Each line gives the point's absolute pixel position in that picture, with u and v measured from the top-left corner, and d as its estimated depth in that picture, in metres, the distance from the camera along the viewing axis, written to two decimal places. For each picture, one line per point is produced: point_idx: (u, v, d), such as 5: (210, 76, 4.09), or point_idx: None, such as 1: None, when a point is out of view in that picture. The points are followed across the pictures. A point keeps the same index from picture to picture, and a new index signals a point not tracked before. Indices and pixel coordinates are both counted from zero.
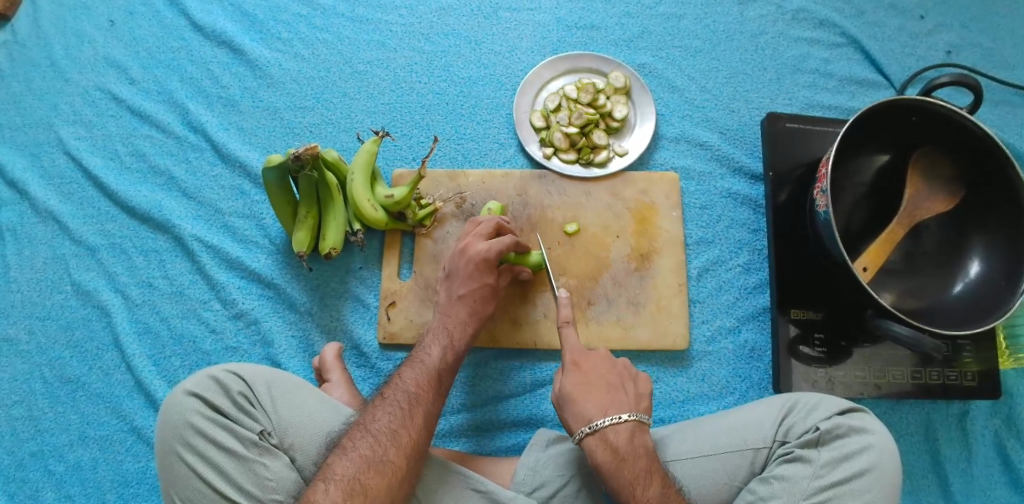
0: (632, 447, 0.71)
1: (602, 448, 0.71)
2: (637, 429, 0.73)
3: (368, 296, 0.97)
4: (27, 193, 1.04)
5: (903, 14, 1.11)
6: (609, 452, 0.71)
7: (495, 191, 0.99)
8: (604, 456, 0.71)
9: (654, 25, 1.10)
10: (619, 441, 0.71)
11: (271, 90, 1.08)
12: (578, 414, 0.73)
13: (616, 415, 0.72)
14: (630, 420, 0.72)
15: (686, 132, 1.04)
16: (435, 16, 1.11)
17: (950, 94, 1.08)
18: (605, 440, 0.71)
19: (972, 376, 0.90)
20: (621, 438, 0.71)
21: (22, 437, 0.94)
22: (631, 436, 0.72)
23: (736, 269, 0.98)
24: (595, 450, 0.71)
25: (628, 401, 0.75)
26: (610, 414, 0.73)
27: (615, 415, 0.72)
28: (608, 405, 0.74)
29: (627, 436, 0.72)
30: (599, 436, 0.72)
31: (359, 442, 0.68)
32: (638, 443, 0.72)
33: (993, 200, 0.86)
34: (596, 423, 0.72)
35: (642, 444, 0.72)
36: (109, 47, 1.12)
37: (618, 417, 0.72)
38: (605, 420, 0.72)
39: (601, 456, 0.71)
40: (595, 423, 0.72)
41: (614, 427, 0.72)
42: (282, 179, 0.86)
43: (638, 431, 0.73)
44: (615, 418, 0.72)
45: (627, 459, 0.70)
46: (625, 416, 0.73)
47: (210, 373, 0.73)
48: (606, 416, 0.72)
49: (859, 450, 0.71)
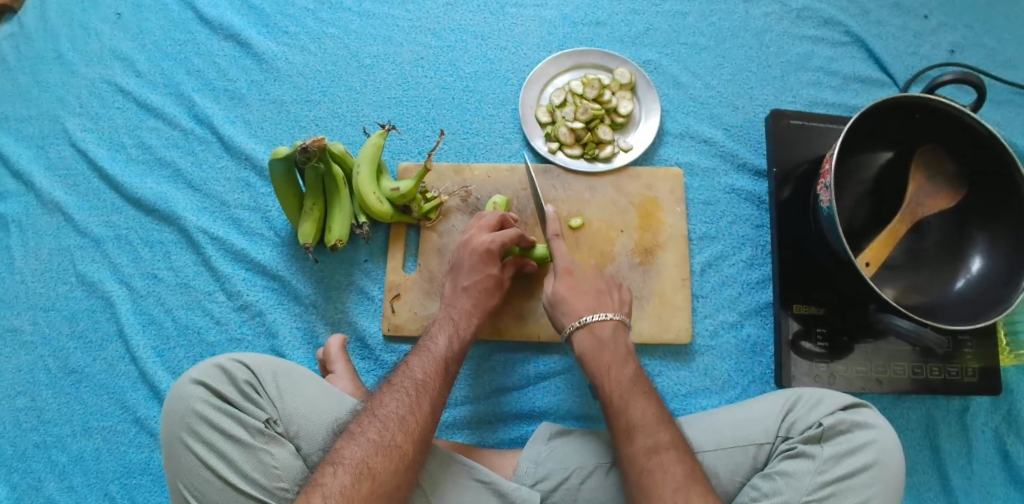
0: (615, 341, 0.78)
1: (587, 339, 0.78)
2: (620, 328, 0.80)
3: (373, 289, 0.97)
4: (32, 185, 1.04)
5: (908, 13, 1.12)
6: (592, 341, 0.78)
7: (501, 184, 0.99)
8: (589, 347, 0.78)
9: (660, 22, 1.11)
10: (606, 334, 0.78)
11: (277, 83, 1.08)
12: (570, 311, 0.80)
13: (604, 314, 0.79)
14: (615, 318, 0.80)
15: (691, 128, 1.05)
16: (442, 11, 1.11)
17: (953, 93, 1.09)
18: (592, 332, 0.78)
19: (974, 372, 0.91)
20: (607, 331, 0.78)
21: (25, 427, 0.94)
22: (614, 331, 0.79)
23: (740, 264, 0.98)
24: (582, 343, 0.78)
25: (615, 304, 0.82)
26: (597, 313, 0.79)
27: (602, 313, 0.79)
28: (595, 305, 0.80)
29: (612, 332, 0.79)
30: (587, 330, 0.78)
31: (367, 427, 0.68)
32: (620, 338, 0.79)
33: (996, 197, 0.87)
34: (585, 319, 0.79)
35: (624, 343, 0.79)
36: (116, 40, 1.12)
37: (605, 314, 0.79)
38: (593, 315, 0.79)
39: (585, 347, 0.78)
40: (583, 319, 0.79)
41: (599, 323, 0.78)
42: (288, 170, 0.87)
43: (621, 330, 0.80)
44: (602, 315, 0.79)
45: (609, 349, 0.77)
46: (611, 315, 0.80)
47: (216, 362, 0.73)
48: (592, 314, 0.79)
49: (862, 445, 0.71)
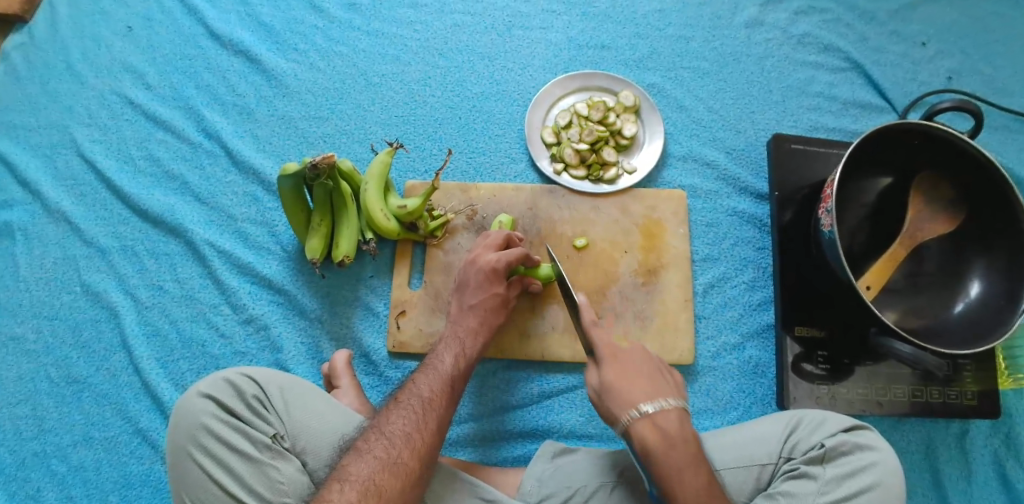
0: (682, 433, 0.67)
1: (652, 433, 0.66)
2: (683, 416, 0.68)
3: (378, 305, 0.98)
4: (40, 194, 1.05)
5: (906, 41, 1.14)
6: (659, 437, 0.66)
7: (506, 203, 1.00)
8: (655, 443, 0.66)
9: (664, 46, 1.13)
10: (672, 428, 0.67)
11: (286, 100, 1.10)
12: (623, 400, 0.68)
13: (664, 401, 0.68)
14: (677, 406, 0.68)
15: (693, 151, 1.06)
16: (450, 32, 1.13)
17: (951, 119, 1.11)
18: (655, 423, 0.67)
19: (973, 395, 0.92)
20: (671, 423, 0.67)
21: (25, 436, 0.94)
22: (644, 355, 0.73)
23: (742, 285, 0.99)
24: (646, 438, 0.66)
25: (670, 388, 0.70)
26: (657, 400, 0.68)
27: (660, 401, 0.68)
28: (652, 393, 0.69)
29: (677, 423, 0.67)
30: (649, 420, 0.67)
31: (374, 444, 0.69)
32: (687, 430, 0.68)
33: (994, 222, 0.88)
34: (643, 408, 0.67)
35: (690, 432, 0.68)
36: (127, 53, 1.14)
37: (665, 402, 0.68)
38: (654, 405, 0.67)
39: (652, 444, 0.66)
40: (643, 409, 0.67)
41: (663, 414, 0.67)
42: (297, 186, 0.88)
43: (684, 418, 0.68)
44: (663, 403, 0.68)
45: (677, 451, 0.66)
46: (670, 402, 0.68)
47: (224, 376, 0.74)
48: (653, 402, 0.67)
49: (863, 466, 0.72)
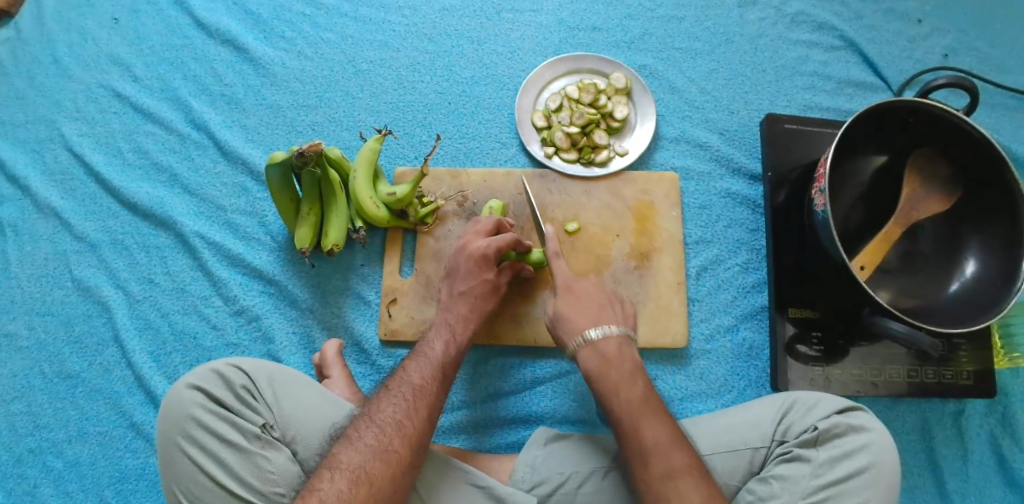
0: (621, 354, 0.76)
1: (604, 374, 0.74)
2: (625, 342, 0.77)
3: (369, 293, 0.97)
4: (29, 189, 1.04)
5: (901, 18, 1.12)
6: (599, 359, 0.75)
7: (497, 189, 0.99)
8: (619, 404, 0.72)
9: (655, 27, 1.11)
10: (609, 349, 0.76)
11: (273, 88, 1.08)
12: (570, 328, 0.78)
13: (607, 328, 0.77)
14: (620, 333, 0.77)
15: (686, 132, 1.05)
16: (438, 16, 1.12)
17: (947, 97, 1.10)
18: (596, 348, 0.76)
19: (969, 374, 0.91)
20: (608, 342, 0.76)
21: (21, 432, 0.94)
22: (619, 346, 0.76)
23: (736, 268, 0.99)
24: (588, 361, 0.76)
25: (618, 318, 0.79)
26: (601, 326, 0.77)
27: (605, 328, 0.77)
28: (597, 320, 0.78)
29: (617, 346, 0.76)
30: (592, 347, 0.76)
31: (364, 432, 0.68)
32: (627, 353, 0.76)
33: (990, 200, 0.88)
34: (589, 335, 0.76)
35: (630, 356, 0.76)
36: (113, 45, 1.12)
37: (609, 329, 0.77)
38: (598, 331, 0.77)
39: (605, 384, 0.73)
40: (588, 335, 0.76)
41: (605, 339, 0.76)
42: (284, 176, 0.87)
43: (626, 344, 0.77)
44: (606, 328, 0.77)
45: (624, 376, 0.74)
46: (614, 329, 0.77)
47: (213, 366, 0.73)
48: (595, 327, 0.77)
49: (858, 449, 0.72)
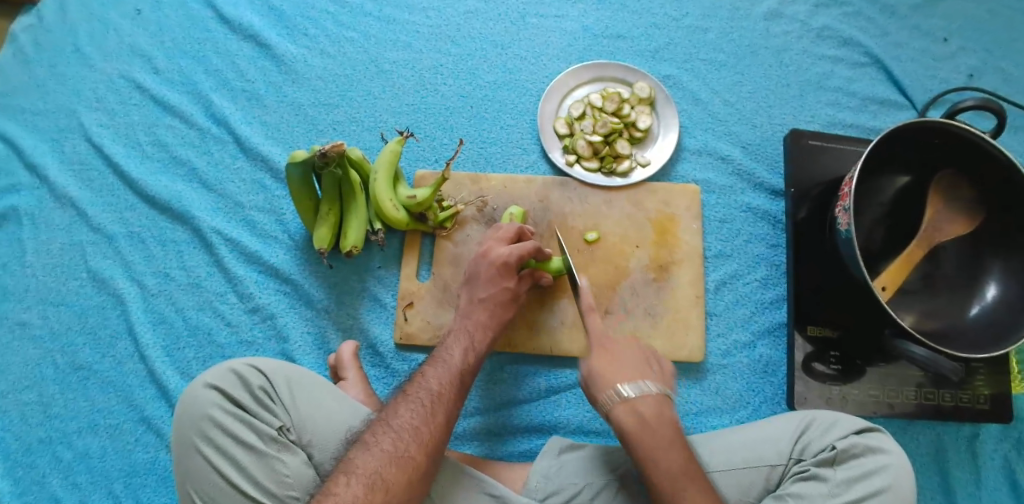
0: (660, 417, 0.72)
1: (628, 415, 0.72)
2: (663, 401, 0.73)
3: (385, 296, 0.97)
4: (47, 178, 1.04)
5: (928, 36, 1.12)
6: (634, 418, 0.71)
7: (517, 195, 0.99)
8: (630, 423, 0.71)
9: (680, 37, 1.11)
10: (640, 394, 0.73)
11: (294, 86, 1.08)
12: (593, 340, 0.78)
13: (643, 384, 0.73)
14: (657, 392, 0.73)
15: (709, 145, 1.04)
16: (462, 19, 1.11)
17: (972, 117, 1.09)
18: (621, 390, 0.74)
19: (985, 399, 0.91)
20: (627, 358, 0.77)
21: (31, 422, 0.93)
22: (652, 401, 0.73)
23: (754, 283, 0.98)
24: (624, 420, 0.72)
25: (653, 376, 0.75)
26: (636, 382, 0.74)
27: (640, 385, 0.73)
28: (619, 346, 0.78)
29: (653, 404, 0.72)
30: (613, 373, 0.75)
31: (381, 437, 0.68)
32: (662, 413, 0.72)
33: (1013, 223, 0.87)
34: (620, 386, 0.73)
35: (669, 418, 0.72)
36: (135, 36, 1.12)
37: (645, 385, 0.73)
38: (633, 388, 0.73)
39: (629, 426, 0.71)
40: (622, 390, 0.73)
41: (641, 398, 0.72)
42: (305, 175, 0.87)
43: (664, 404, 0.73)
44: (624, 345, 0.78)
45: (654, 428, 0.71)
46: (649, 386, 0.73)
47: (231, 367, 0.72)
48: (631, 385, 0.73)
49: (875, 470, 0.71)
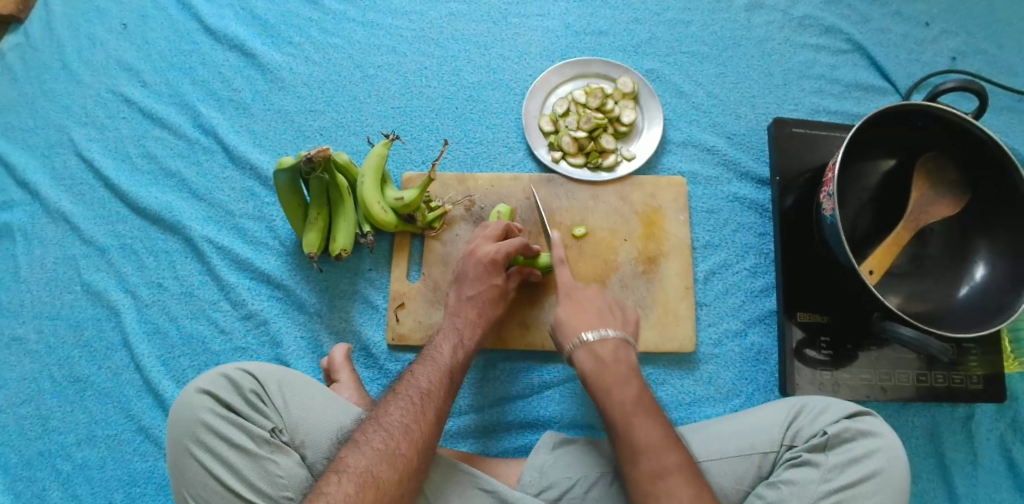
0: (617, 359, 0.75)
1: (586, 357, 0.76)
2: (623, 346, 0.76)
3: (377, 298, 0.98)
4: (38, 194, 1.05)
5: (909, 21, 1.12)
6: (590, 358, 0.75)
7: (504, 194, 0.99)
8: (589, 365, 0.75)
9: (662, 31, 1.11)
10: (607, 351, 0.75)
11: (281, 93, 1.09)
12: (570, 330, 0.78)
13: (603, 331, 0.77)
14: (616, 337, 0.77)
15: (694, 137, 1.05)
16: (445, 21, 1.12)
17: (955, 100, 1.09)
18: (591, 348, 0.76)
19: (978, 379, 0.91)
20: (608, 350, 0.76)
21: (30, 436, 0.94)
22: (616, 348, 0.76)
23: (744, 272, 0.98)
24: (585, 362, 0.76)
25: (616, 323, 0.79)
26: (596, 329, 0.77)
27: (602, 330, 0.77)
28: (596, 323, 0.78)
29: (612, 350, 0.76)
30: (588, 348, 0.76)
31: (372, 435, 0.68)
32: (623, 356, 0.76)
33: (998, 203, 0.87)
34: (585, 336, 0.76)
35: (627, 360, 0.76)
36: (122, 51, 1.13)
37: (605, 332, 0.77)
38: (594, 334, 0.76)
39: (588, 367, 0.75)
40: (583, 336, 0.76)
41: (600, 341, 0.76)
42: (293, 180, 0.88)
43: (624, 349, 0.77)
44: (604, 332, 0.77)
45: (611, 370, 0.74)
46: (611, 332, 0.77)
47: (223, 371, 0.73)
48: (592, 331, 0.77)
49: (866, 453, 0.71)
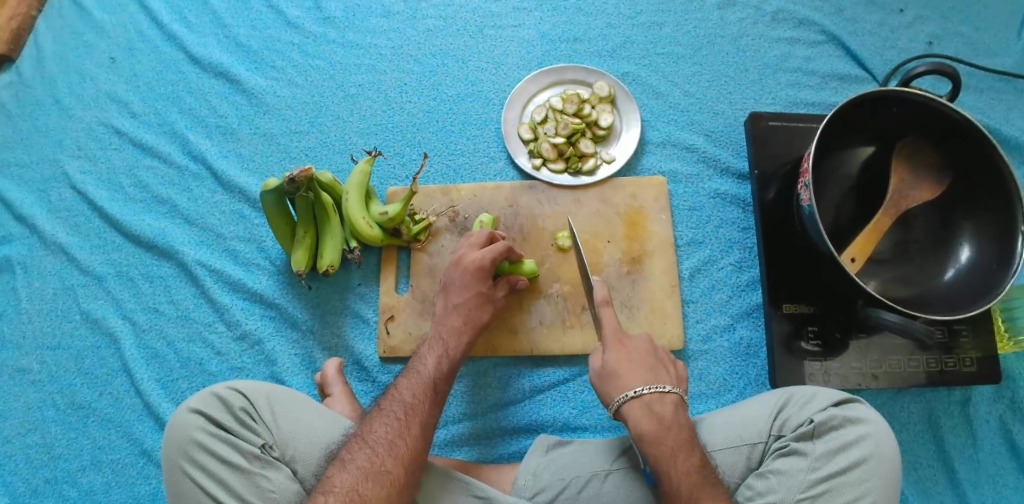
0: (676, 419, 0.72)
1: (643, 415, 0.72)
2: (680, 405, 0.74)
3: (367, 312, 0.99)
4: (36, 227, 1.08)
5: (883, 9, 1.13)
6: (651, 421, 0.72)
7: (487, 202, 1.01)
8: (648, 426, 0.71)
9: (636, 34, 1.13)
10: (666, 413, 0.72)
11: (267, 117, 1.11)
12: (620, 384, 0.74)
13: (661, 386, 0.74)
14: (675, 394, 0.74)
15: (672, 136, 1.06)
16: (423, 37, 1.14)
17: (932, 84, 1.10)
18: (650, 411, 0.72)
19: (971, 362, 0.91)
20: (667, 409, 0.73)
21: (36, 464, 0.96)
22: (674, 410, 0.73)
23: (729, 267, 0.99)
24: (639, 418, 0.72)
25: (670, 378, 0.76)
26: (652, 385, 0.74)
27: (660, 386, 0.74)
28: (650, 378, 0.75)
29: (672, 409, 0.73)
30: (641, 402, 0.73)
31: (357, 454, 0.69)
32: (681, 416, 0.73)
33: (981, 184, 0.87)
34: (641, 390, 0.73)
35: (684, 419, 0.73)
36: (111, 84, 1.16)
37: (660, 387, 0.74)
38: (650, 388, 0.73)
39: (644, 425, 0.72)
40: (637, 391, 0.73)
41: (659, 398, 0.73)
42: (280, 201, 0.90)
43: (681, 406, 0.74)
44: (660, 388, 0.74)
45: (671, 432, 0.71)
46: (668, 389, 0.74)
47: (213, 390, 0.75)
48: (649, 386, 0.73)
49: (855, 440, 0.71)
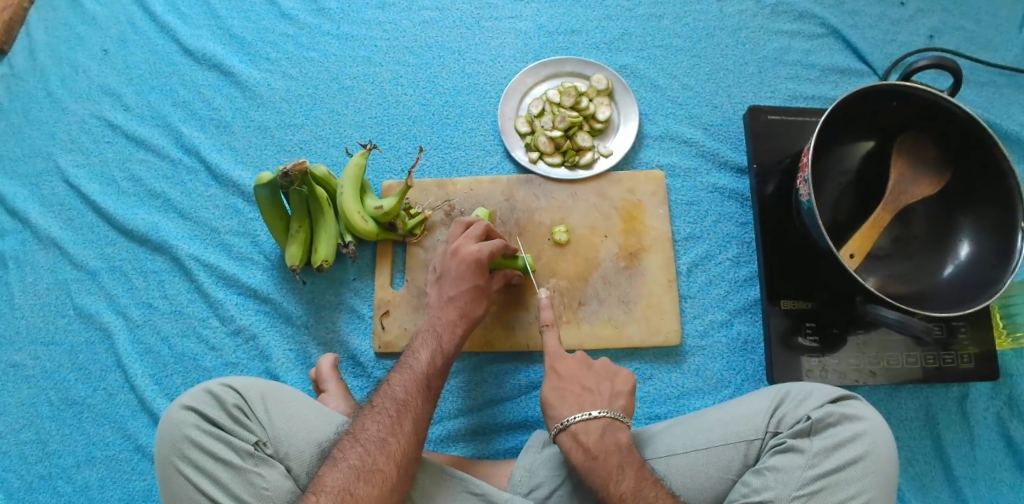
0: (603, 444, 0.73)
1: (573, 444, 0.74)
2: (611, 427, 0.75)
3: (362, 307, 0.99)
4: (28, 222, 1.07)
5: (884, 1, 1.12)
6: (579, 450, 0.73)
7: (483, 197, 1.00)
8: (576, 454, 0.73)
9: (634, 27, 1.11)
10: (590, 439, 0.73)
11: (260, 110, 1.10)
12: (554, 413, 0.77)
13: (587, 413, 0.75)
14: (602, 418, 0.75)
15: (671, 130, 1.05)
16: (418, 29, 1.13)
17: (933, 78, 1.09)
18: (576, 438, 0.74)
19: (970, 358, 0.90)
20: (592, 436, 0.73)
21: (31, 460, 0.96)
22: (601, 434, 0.74)
23: (727, 262, 0.98)
24: (569, 448, 0.74)
25: (600, 399, 0.77)
26: (582, 411, 0.76)
27: (586, 412, 0.75)
28: (577, 405, 0.76)
29: (598, 433, 0.74)
30: (570, 432, 0.74)
31: (349, 452, 0.69)
32: (609, 439, 0.74)
33: (980, 179, 0.86)
34: (566, 420, 0.75)
35: (615, 441, 0.74)
36: (104, 76, 1.15)
37: (588, 413, 0.75)
38: (576, 416, 0.75)
39: (574, 455, 0.73)
40: (564, 420, 0.75)
41: (584, 424, 0.74)
42: (273, 195, 0.89)
43: (612, 428, 0.75)
44: (585, 415, 0.75)
45: (599, 459, 0.72)
46: (595, 414, 0.75)
47: (206, 387, 0.74)
48: (576, 413, 0.75)
49: (853, 437, 0.71)
